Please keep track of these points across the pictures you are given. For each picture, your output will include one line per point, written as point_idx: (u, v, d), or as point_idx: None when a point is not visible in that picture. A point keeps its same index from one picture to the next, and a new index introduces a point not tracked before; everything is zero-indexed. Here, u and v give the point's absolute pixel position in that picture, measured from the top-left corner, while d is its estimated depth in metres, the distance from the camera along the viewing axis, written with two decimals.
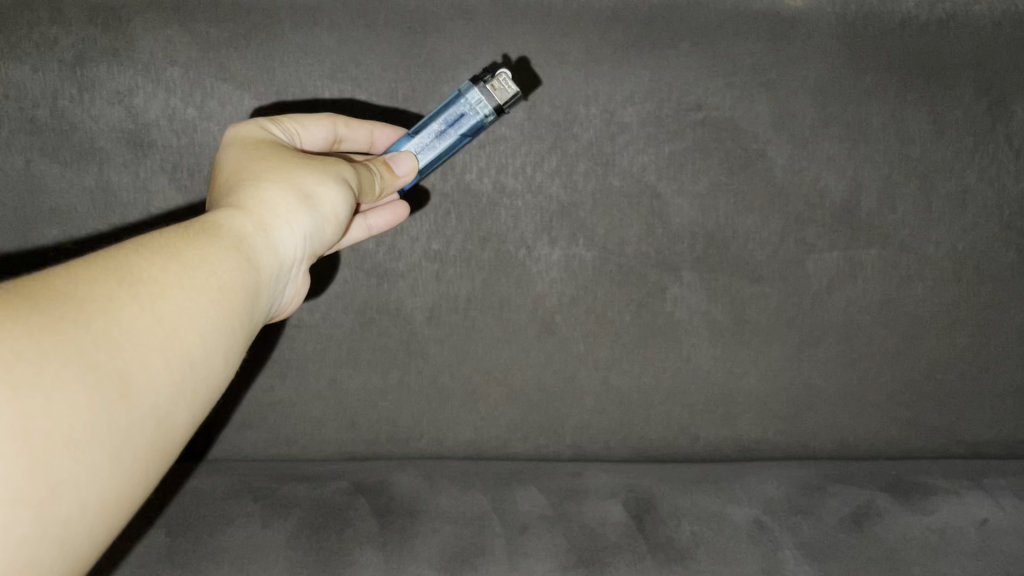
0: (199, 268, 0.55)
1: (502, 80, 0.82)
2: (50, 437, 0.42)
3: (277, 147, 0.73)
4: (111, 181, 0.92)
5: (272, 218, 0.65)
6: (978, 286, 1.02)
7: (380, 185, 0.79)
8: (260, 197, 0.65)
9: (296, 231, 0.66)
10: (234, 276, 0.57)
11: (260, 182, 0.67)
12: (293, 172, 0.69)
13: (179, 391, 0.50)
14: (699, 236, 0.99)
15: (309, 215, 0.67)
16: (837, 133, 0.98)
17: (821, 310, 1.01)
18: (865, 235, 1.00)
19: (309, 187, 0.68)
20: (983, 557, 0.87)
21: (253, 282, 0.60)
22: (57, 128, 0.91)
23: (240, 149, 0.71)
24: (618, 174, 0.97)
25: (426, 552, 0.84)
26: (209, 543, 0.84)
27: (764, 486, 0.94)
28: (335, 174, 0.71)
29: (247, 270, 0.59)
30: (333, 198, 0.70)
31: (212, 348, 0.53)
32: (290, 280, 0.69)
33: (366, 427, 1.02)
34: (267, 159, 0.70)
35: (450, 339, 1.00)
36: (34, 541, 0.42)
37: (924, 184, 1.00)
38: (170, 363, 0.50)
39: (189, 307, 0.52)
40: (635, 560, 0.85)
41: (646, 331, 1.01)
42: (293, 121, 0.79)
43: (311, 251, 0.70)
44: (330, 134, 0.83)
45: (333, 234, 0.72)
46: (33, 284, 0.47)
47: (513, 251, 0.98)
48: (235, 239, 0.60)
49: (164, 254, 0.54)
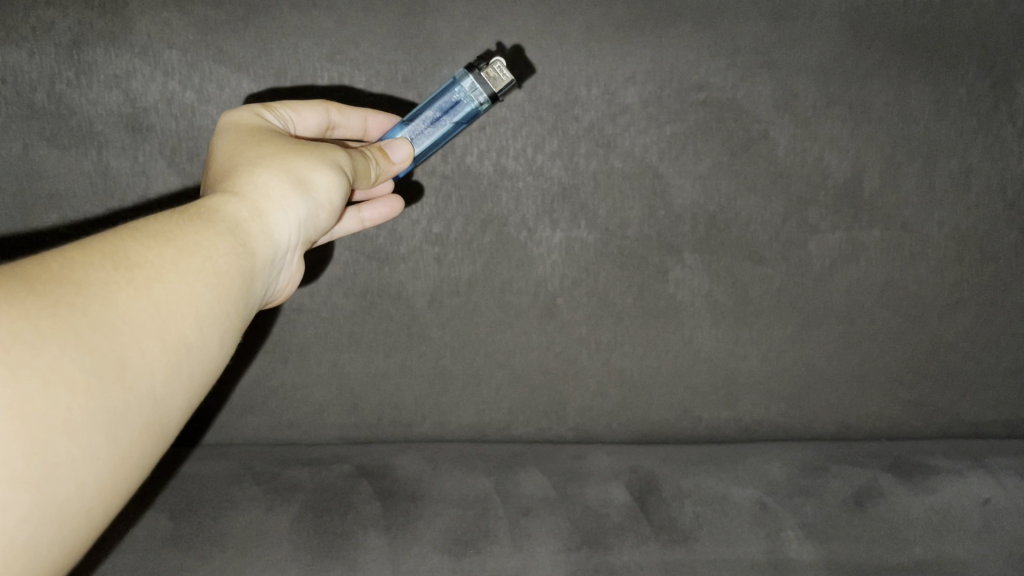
0: (194, 253, 0.55)
1: (497, 67, 0.82)
2: (48, 418, 0.42)
3: (271, 133, 0.72)
4: (110, 166, 0.92)
5: (267, 204, 0.64)
6: (980, 266, 1.01)
7: (375, 170, 0.78)
8: (255, 182, 0.65)
9: (291, 216, 0.66)
10: (230, 261, 0.57)
11: (255, 167, 0.66)
12: (288, 158, 0.68)
13: (175, 375, 0.50)
14: (700, 217, 0.99)
15: (304, 201, 0.67)
16: (840, 113, 0.97)
17: (824, 291, 1.01)
18: (867, 215, 0.99)
19: (304, 173, 0.68)
20: (986, 536, 0.87)
21: (249, 267, 0.59)
22: (55, 112, 0.91)
23: (234, 134, 0.71)
24: (619, 155, 0.97)
25: (430, 534, 0.85)
26: (213, 527, 0.84)
27: (767, 466, 0.94)
28: (330, 161, 0.70)
29: (243, 254, 0.59)
30: (328, 184, 0.69)
31: (207, 332, 0.53)
32: (285, 266, 0.69)
33: (369, 411, 1.02)
34: (262, 145, 0.69)
35: (452, 322, 1.00)
36: (33, 521, 0.42)
37: (927, 164, 0.99)
38: (166, 347, 0.50)
39: (185, 291, 0.52)
40: (638, 542, 0.85)
41: (648, 313, 1.01)
42: (286, 107, 0.78)
43: (305, 237, 0.69)
44: (323, 120, 0.82)
45: (328, 220, 0.71)
46: (29, 266, 0.47)
47: (514, 234, 0.98)
48: (231, 224, 0.60)
49: (159, 239, 0.54)
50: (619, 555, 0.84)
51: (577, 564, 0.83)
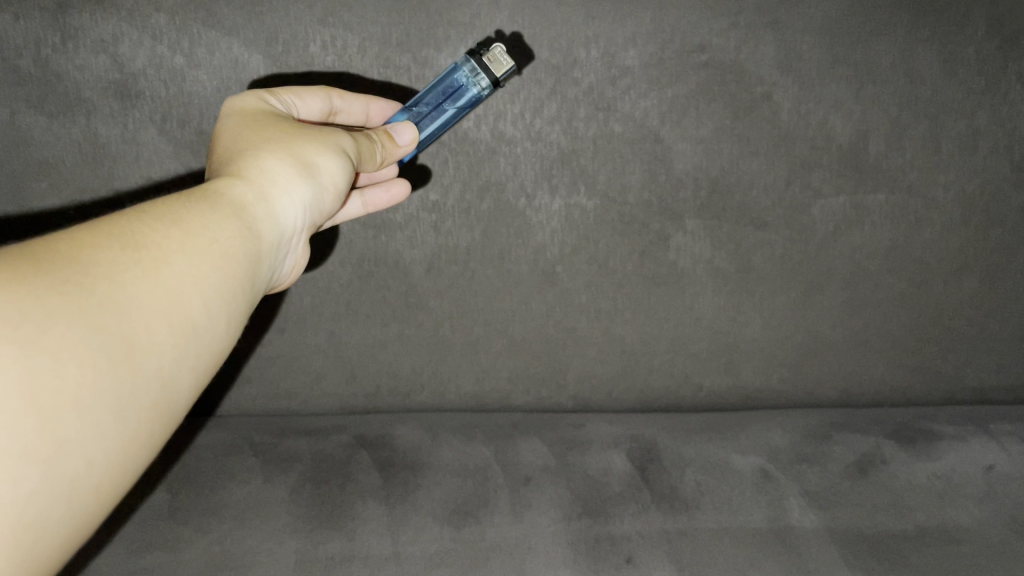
0: (201, 234, 0.53)
1: (497, 53, 0.80)
2: (57, 396, 0.40)
3: (274, 117, 0.71)
4: (99, 133, 0.90)
5: (272, 186, 0.63)
6: (987, 230, 1.00)
7: (381, 153, 0.76)
8: (259, 165, 0.63)
9: (296, 200, 0.64)
10: (236, 242, 0.56)
11: (258, 151, 0.65)
12: (292, 142, 0.67)
13: (184, 357, 0.49)
14: (702, 182, 0.97)
15: (308, 185, 0.65)
16: (845, 75, 0.94)
17: (827, 257, 1.00)
18: (871, 179, 0.97)
19: (308, 157, 0.67)
20: (990, 502, 0.86)
21: (255, 250, 0.58)
22: (42, 78, 0.88)
23: (238, 118, 0.70)
24: (619, 119, 0.94)
25: (429, 504, 0.84)
26: (210, 499, 0.83)
27: (769, 434, 0.93)
28: (334, 145, 0.69)
29: (249, 237, 0.57)
30: (332, 168, 0.68)
31: (215, 315, 0.52)
32: (289, 251, 0.67)
33: (367, 380, 1.02)
34: (265, 129, 0.68)
35: (450, 291, 0.99)
36: (41, 502, 0.40)
37: (933, 126, 0.96)
38: (175, 329, 0.48)
39: (192, 273, 0.51)
40: (638, 510, 0.84)
41: (648, 280, 1.00)
42: (289, 92, 0.77)
43: (309, 221, 0.68)
44: (326, 106, 0.80)
45: (332, 204, 0.70)
46: (34, 247, 0.45)
47: (513, 200, 0.96)
48: (237, 206, 0.58)
49: (165, 220, 0.52)
50: (620, 523, 0.82)
51: (577, 532, 0.81)
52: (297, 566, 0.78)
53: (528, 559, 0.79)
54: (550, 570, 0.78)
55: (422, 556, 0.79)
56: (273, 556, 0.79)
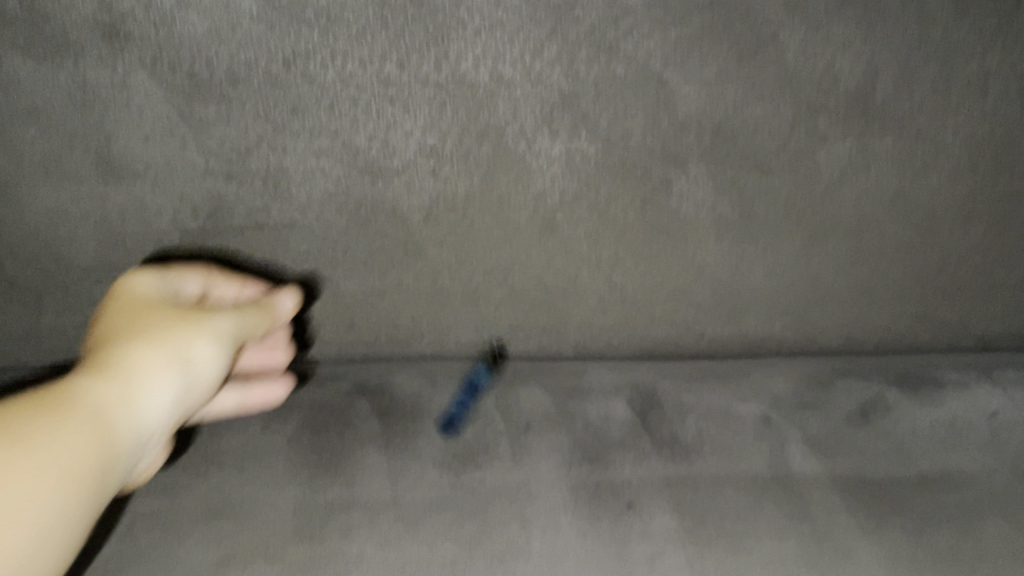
0: (47, 450, 0.60)
1: None
2: None
3: (164, 301, 0.78)
4: (89, 78, 0.83)
5: (140, 384, 0.69)
6: (998, 175, 0.97)
7: (264, 322, 0.82)
8: (133, 360, 0.70)
9: (164, 393, 0.71)
10: (85, 457, 0.62)
11: (132, 342, 0.72)
12: (173, 333, 0.74)
13: (35, 562, 0.56)
14: (706, 125, 0.92)
15: (180, 375, 0.72)
16: (854, 16, 0.86)
17: (833, 203, 0.98)
18: (879, 123, 0.93)
19: (188, 350, 0.74)
20: (994, 448, 0.86)
21: (111, 453, 0.65)
22: (27, 20, 0.79)
23: (126, 302, 0.76)
24: (623, 61, 0.88)
25: (429, 451, 0.83)
26: (207, 446, 0.83)
27: (772, 381, 0.93)
28: (211, 329, 0.77)
29: (101, 446, 0.64)
30: (208, 359, 0.75)
31: (58, 521, 0.58)
32: (147, 453, 0.71)
33: (368, 328, 1.04)
34: (153, 316, 0.75)
35: (449, 240, 0.98)
36: None
37: (945, 69, 0.90)
38: (19, 549, 0.55)
39: (39, 496, 0.58)
40: (639, 457, 0.83)
41: (650, 228, 0.98)
42: (175, 269, 0.80)
43: (180, 413, 0.74)
44: (201, 285, 0.83)
45: (205, 394, 0.77)
46: None
47: (512, 145, 0.92)
48: (94, 417, 0.65)
49: (16, 439, 0.59)
50: (620, 469, 0.82)
51: (578, 478, 0.80)
52: (297, 513, 0.76)
53: (529, 506, 0.77)
54: (551, 515, 0.77)
55: (422, 502, 0.78)
56: (272, 501, 0.77)
